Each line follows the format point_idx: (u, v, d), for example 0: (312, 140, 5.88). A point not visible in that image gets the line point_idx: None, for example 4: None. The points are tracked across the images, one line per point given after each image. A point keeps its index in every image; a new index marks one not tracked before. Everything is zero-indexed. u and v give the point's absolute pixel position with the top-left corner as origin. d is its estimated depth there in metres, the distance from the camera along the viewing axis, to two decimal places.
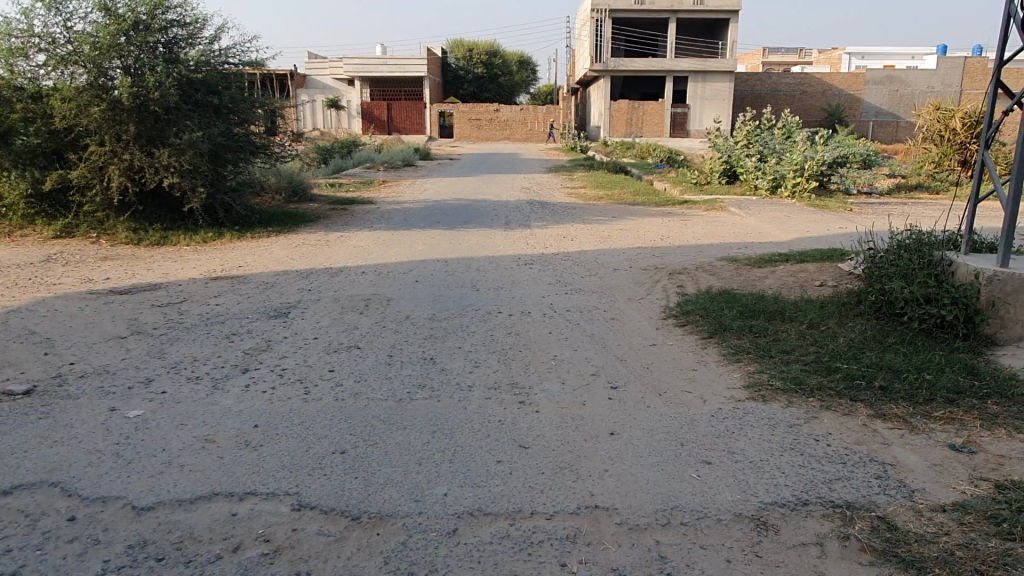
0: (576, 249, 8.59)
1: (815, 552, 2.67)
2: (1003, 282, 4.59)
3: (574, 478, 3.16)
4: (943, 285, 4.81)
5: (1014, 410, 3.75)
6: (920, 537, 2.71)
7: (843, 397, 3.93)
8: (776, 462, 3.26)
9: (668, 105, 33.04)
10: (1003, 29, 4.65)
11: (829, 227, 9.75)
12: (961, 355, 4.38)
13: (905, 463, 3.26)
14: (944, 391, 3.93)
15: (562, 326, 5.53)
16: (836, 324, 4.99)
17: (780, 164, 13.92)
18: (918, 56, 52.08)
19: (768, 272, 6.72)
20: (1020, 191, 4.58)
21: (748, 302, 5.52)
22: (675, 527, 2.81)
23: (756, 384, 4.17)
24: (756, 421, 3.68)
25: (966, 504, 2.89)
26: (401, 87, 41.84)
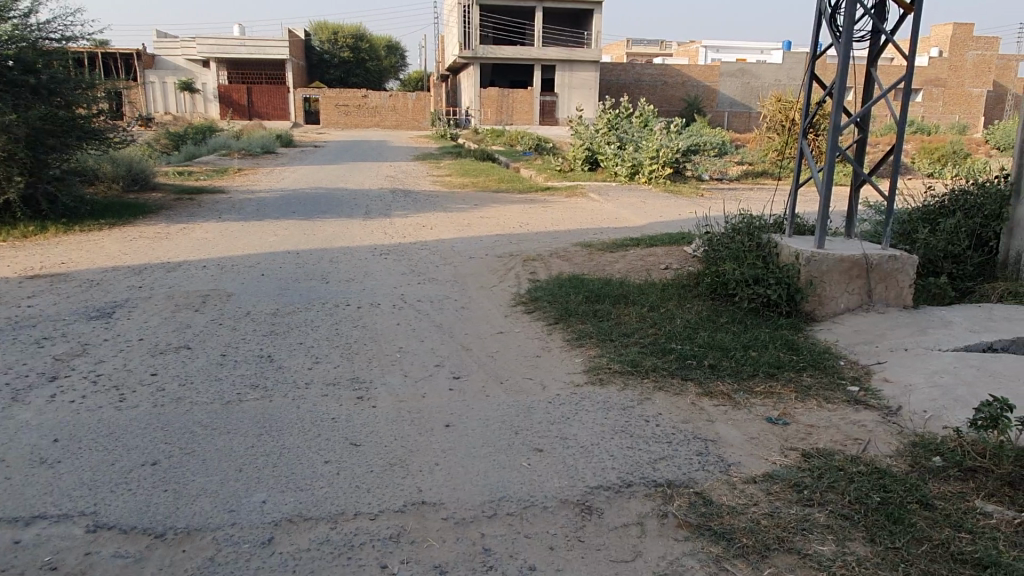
0: (434, 237, 8.49)
1: (635, 532, 2.72)
2: (820, 263, 4.93)
3: (404, 475, 3.08)
4: (769, 266, 5.10)
5: (826, 382, 4.02)
6: (731, 509, 2.83)
7: (675, 376, 4.08)
8: (606, 445, 3.32)
9: (537, 93, 33.30)
10: (815, 26, 4.95)
11: (679, 212, 10.16)
12: (783, 331, 4.66)
13: (725, 438, 3.41)
14: (767, 366, 4.16)
15: (411, 317, 5.43)
16: (675, 305, 5.17)
17: (638, 151, 14.41)
18: (767, 51, 55.52)
19: (618, 257, 6.89)
20: (833, 179, 4.91)
21: (595, 287, 5.62)
22: (501, 518, 2.79)
23: (596, 367, 4.25)
24: (591, 405, 3.74)
25: (774, 474, 3.06)
26: (262, 70, 39.97)
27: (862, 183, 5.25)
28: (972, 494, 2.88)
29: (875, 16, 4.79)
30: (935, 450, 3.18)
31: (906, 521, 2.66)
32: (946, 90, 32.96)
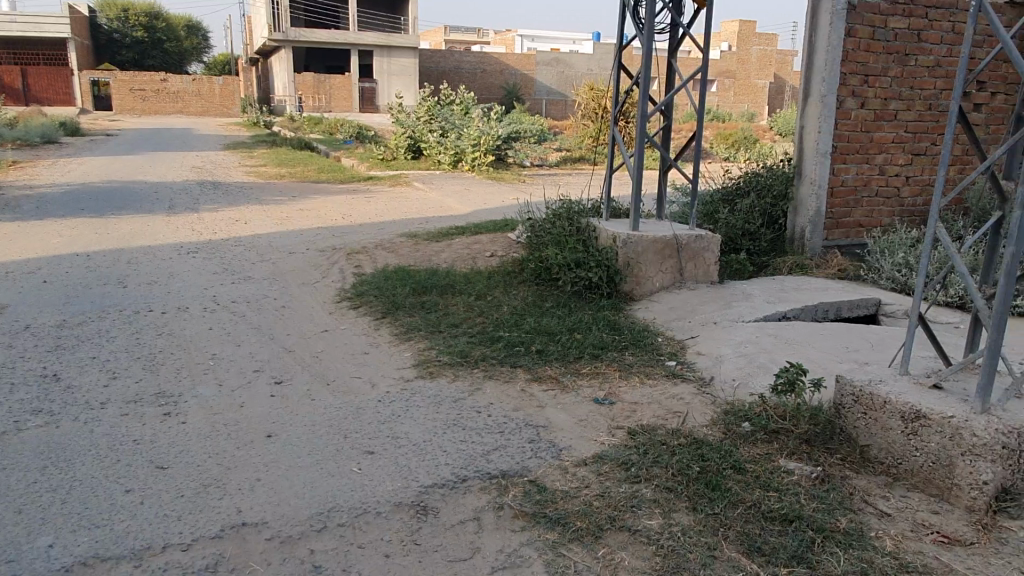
0: (248, 232, 7.96)
1: (472, 528, 2.67)
2: (635, 245, 5.16)
3: (220, 496, 2.81)
4: (589, 249, 5.27)
5: (646, 359, 4.21)
6: (564, 493, 2.86)
7: (505, 364, 4.09)
8: (439, 441, 3.24)
9: (355, 79, 32.41)
10: (620, 18, 5.14)
11: (502, 199, 10.30)
12: (605, 312, 4.83)
13: (555, 422, 3.46)
14: (591, 348, 4.28)
15: (225, 320, 5.03)
16: (501, 293, 5.20)
17: (460, 139, 14.43)
18: (578, 41, 57.99)
19: (444, 246, 6.83)
20: (643, 165, 5.15)
21: (421, 278, 5.52)
22: (331, 531, 2.63)
23: (425, 360, 4.15)
24: (421, 401, 3.65)
25: (603, 454, 3.13)
26: (38, 49, 35.57)
27: (669, 167, 5.56)
28: (776, 455, 3.15)
29: (673, 10, 5.06)
30: (744, 416, 3.44)
31: (722, 487, 2.84)
32: (736, 81, 36.16)
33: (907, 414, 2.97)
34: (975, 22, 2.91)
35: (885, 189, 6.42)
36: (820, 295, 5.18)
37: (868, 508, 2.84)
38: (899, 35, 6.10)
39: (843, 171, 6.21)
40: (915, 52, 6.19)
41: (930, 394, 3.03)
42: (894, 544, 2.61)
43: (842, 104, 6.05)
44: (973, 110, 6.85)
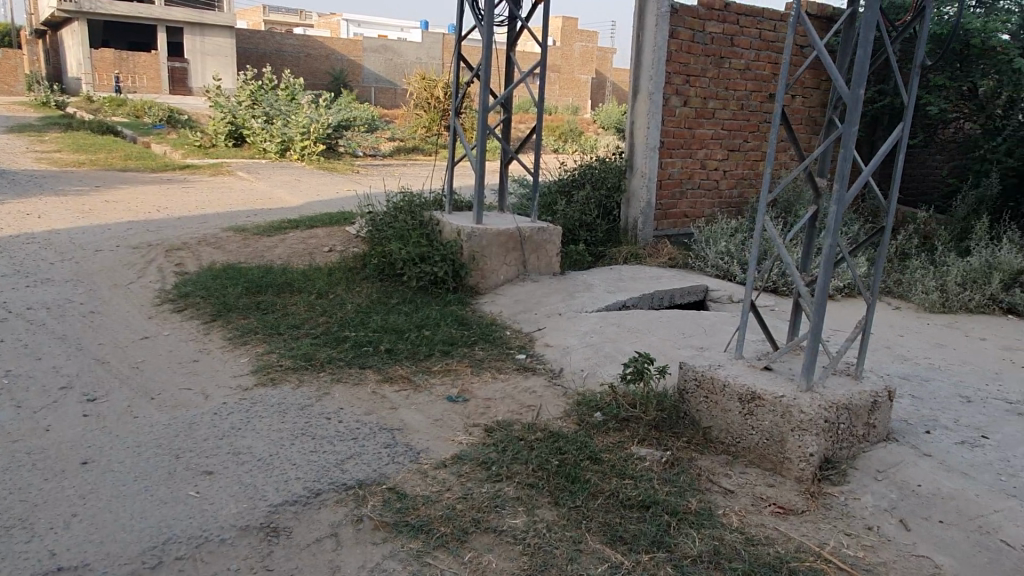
0: (43, 228, 7.03)
1: (330, 545, 2.50)
2: (479, 238, 5.14)
3: (27, 538, 2.43)
4: (433, 243, 5.18)
5: (497, 353, 4.20)
6: (426, 499, 2.76)
7: (353, 366, 3.90)
8: (287, 453, 3.02)
9: (163, 59, 29.81)
10: (459, 8, 5.06)
11: (336, 190, 9.92)
12: (452, 307, 4.77)
13: (410, 424, 3.35)
14: (441, 344, 4.20)
15: (21, 330, 4.38)
16: (343, 290, 4.97)
17: (286, 126, 13.71)
18: (406, 30, 57.32)
19: (278, 241, 6.44)
20: (485, 157, 5.12)
21: (254, 276, 5.15)
22: (168, 566, 2.35)
23: (265, 366, 3.86)
24: (264, 411, 3.38)
25: (462, 454, 3.07)
26: None
27: (510, 160, 5.58)
28: (629, 442, 3.26)
29: (511, 4, 5.06)
30: (596, 405, 3.53)
31: (582, 479, 2.89)
32: (560, 75, 37.45)
33: (744, 395, 3.18)
34: (793, 31, 3.12)
35: (705, 182, 6.88)
36: (655, 284, 5.46)
37: (713, 487, 3.01)
38: (715, 39, 6.54)
39: (669, 165, 6.57)
40: (729, 56, 6.67)
41: (763, 375, 3.27)
42: (739, 519, 2.79)
43: (667, 102, 6.39)
44: None
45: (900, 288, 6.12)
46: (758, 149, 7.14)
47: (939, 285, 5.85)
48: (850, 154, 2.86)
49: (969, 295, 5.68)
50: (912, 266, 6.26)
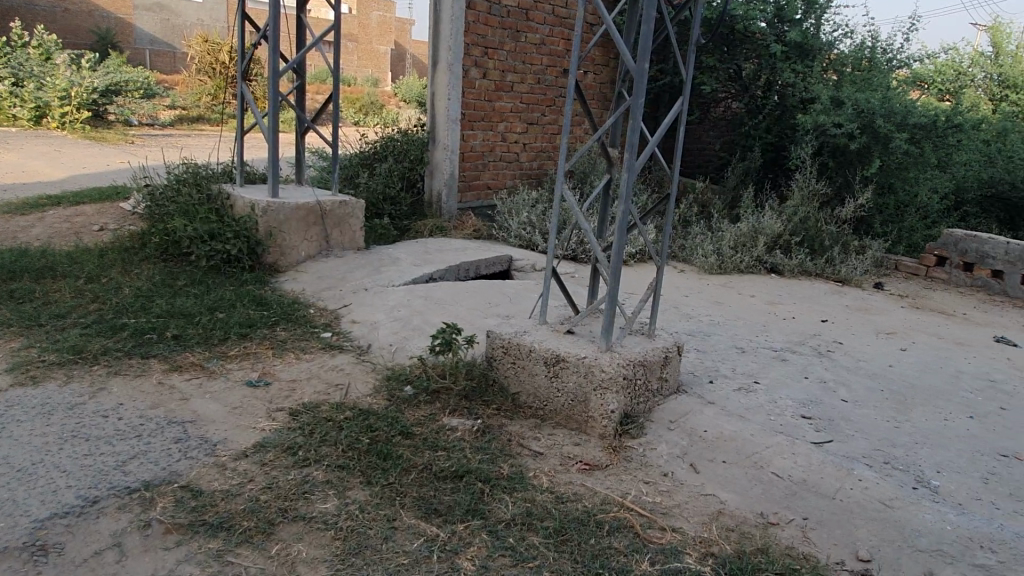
0: None
1: (113, 557, 2.23)
2: (276, 212, 4.83)
3: None
4: (224, 219, 4.79)
5: (300, 332, 3.99)
6: (225, 493, 2.54)
7: (134, 356, 3.51)
8: (54, 460, 2.64)
9: None
10: None
11: (107, 162, 8.86)
12: (249, 286, 4.44)
13: (204, 415, 3.08)
14: (238, 327, 3.90)
15: None
16: (119, 273, 4.45)
17: (40, 90, 11.97)
18: None
19: (33, 220, 5.59)
20: (278, 126, 4.80)
21: (5, 260, 4.44)
22: None
23: (22, 363, 3.35)
24: (24, 414, 2.94)
25: (264, 442, 2.87)
26: None
27: (306, 130, 5.29)
28: (441, 414, 3.25)
29: None
30: (405, 379, 3.47)
31: (394, 455, 2.83)
32: (359, 45, 36.13)
33: (549, 359, 3.29)
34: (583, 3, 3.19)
35: (506, 154, 7.00)
36: (461, 256, 5.47)
37: (523, 450, 3.09)
38: (511, 13, 6.63)
39: (471, 137, 6.60)
40: (525, 30, 6.80)
41: (566, 339, 3.39)
42: (549, 479, 2.88)
43: (467, 74, 6.40)
44: None
45: (683, 253, 6.66)
46: (555, 122, 7.39)
47: (715, 249, 6.45)
48: (638, 124, 3.01)
49: (740, 257, 6.33)
50: (693, 232, 6.83)
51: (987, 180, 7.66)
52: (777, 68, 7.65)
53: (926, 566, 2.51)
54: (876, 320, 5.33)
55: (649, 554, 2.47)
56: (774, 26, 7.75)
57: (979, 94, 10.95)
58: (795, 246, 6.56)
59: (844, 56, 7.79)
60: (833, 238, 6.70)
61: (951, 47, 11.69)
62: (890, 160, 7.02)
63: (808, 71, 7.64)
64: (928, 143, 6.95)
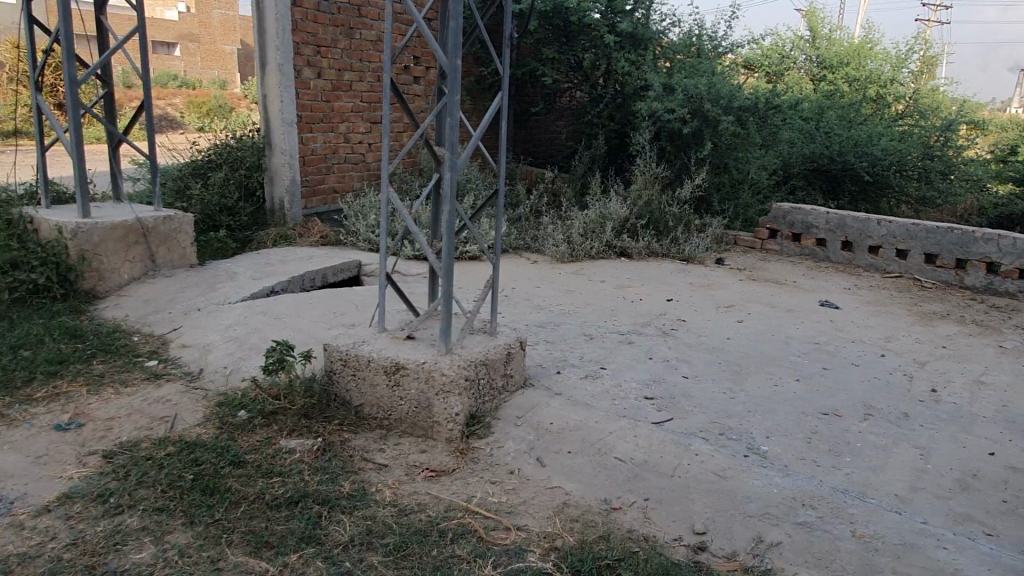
0: None
1: None
2: (89, 234, 4.43)
3: None
4: (28, 246, 4.35)
5: (121, 364, 3.67)
6: (23, 556, 2.28)
7: None
8: None
9: None
10: None
11: None
12: (61, 318, 4.05)
13: (1, 470, 2.76)
14: (45, 365, 3.54)
15: None
16: None
17: None
18: None
19: None
20: (83, 140, 4.40)
21: None
22: None
23: None
24: None
25: (72, 493, 2.61)
26: None
27: (119, 142, 4.88)
28: (277, 437, 3.08)
29: None
30: (238, 404, 3.27)
31: (221, 489, 2.65)
32: (201, 45, 34.08)
33: (389, 367, 3.19)
34: None
35: (351, 156, 6.80)
36: (305, 265, 5.25)
37: (366, 464, 2.99)
38: (342, 9, 6.42)
39: (310, 140, 6.35)
40: (358, 26, 6.62)
41: (405, 345, 3.31)
42: (392, 492, 2.80)
43: (299, 74, 6.14)
44: (414, 82, 7.72)
45: (536, 243, 6.73)
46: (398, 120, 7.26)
47: (565, 237, 6.56)
48: (457, 121, 2.96)
49: (589, 244, 6.47)
50: (544, 223, 6.91)
51: (809, 154, 8.18)
52: (613, 57, 7.91)
53: (756, 530, 2.63)
54: (716, 294, 5.60)
55: (493, 556, 2.44)
56: (608, 17, 7.98)
57: (800, 75, 11.79)
58: (640, 230, 6.78)
59: (674, 44, 8.20)
60: (675, 219, 6.99)
61: (774, 32, 12.53)
62: (721, 141, 7.42)
63: (642, 59, 7.97)
64: (752, 122, 7.46)
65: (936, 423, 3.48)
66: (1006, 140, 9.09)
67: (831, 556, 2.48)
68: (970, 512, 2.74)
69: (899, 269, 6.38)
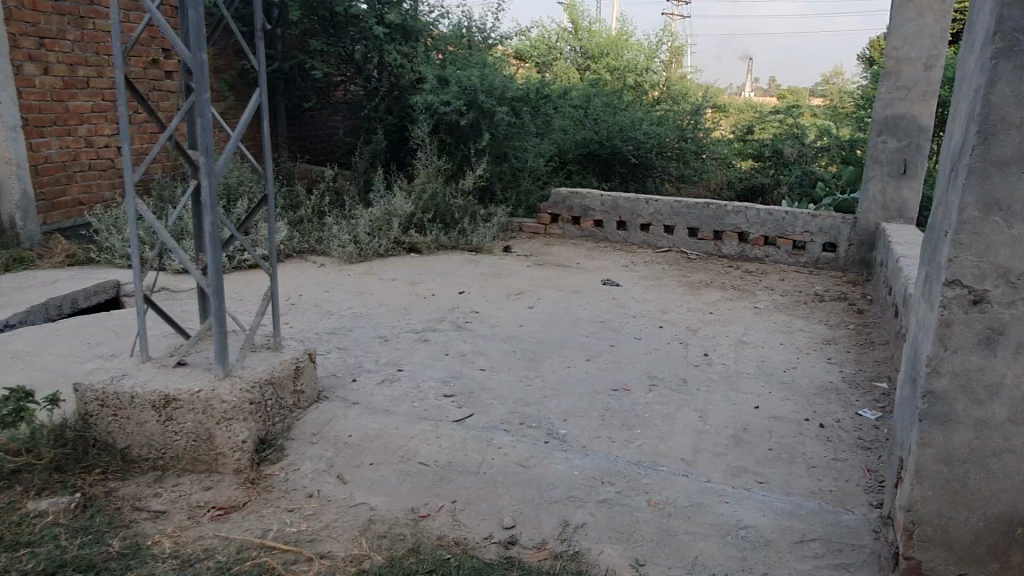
0: None
1: None
2: None
3: None
4: None
5: None
6: None
7: None
8: None
9: None
10: None
11: None
12: None
13: None
14: None
15: None
16: None
17: None
18: None
19: None
20: None
21: None
22: None
23: None
24: None
25: None
26: None
27: None
28: (22, 499, 2.61)
29: None
30: None
31: None
32: None
33: (158, 401, 2.84)
34: None
35: (97, 161, 6.03)
36: (48, 290, 4.55)
37: (139, 514, 2.63)
38: None
39: (43, 146, 5.53)
40: (90, 15, 5.86)
41: (176, 373, 2.96)
42: (173, 541, 2.48)
43: (20, 70, 5.30)
44: (166, 77, 7.03)
45: (320, 245, 6.43)
46: None
47: (351, 237, 6.33)
48: (209, 122, 2.67)
49: (376, 242, 6.30)
50: (327, 223, 6.62)
51: (581, 141, 8.62)
52: (384, 49, 7.76)
53: (561, 515, 2.67)
54: (507, 283, 5.70)
55: None
56: (375, 8, 7.83)
57: (567, 65, 12.45)
58: (427, 224, 6.73)
59: (444, 36, 8.22)
60: (461, 210, 7.04)
61: (540, 24, 13.08)
62: (498, 132, 7.58)
63: (413, 51, 7.90)
64: (526, 112, 7.71)
65: (709, 385, 3.79)
66: (743, 121, 10.25)
67: (631, 528, 2.59)
68: (744, 465, 3.00)
69: (667, 244, 6.94)
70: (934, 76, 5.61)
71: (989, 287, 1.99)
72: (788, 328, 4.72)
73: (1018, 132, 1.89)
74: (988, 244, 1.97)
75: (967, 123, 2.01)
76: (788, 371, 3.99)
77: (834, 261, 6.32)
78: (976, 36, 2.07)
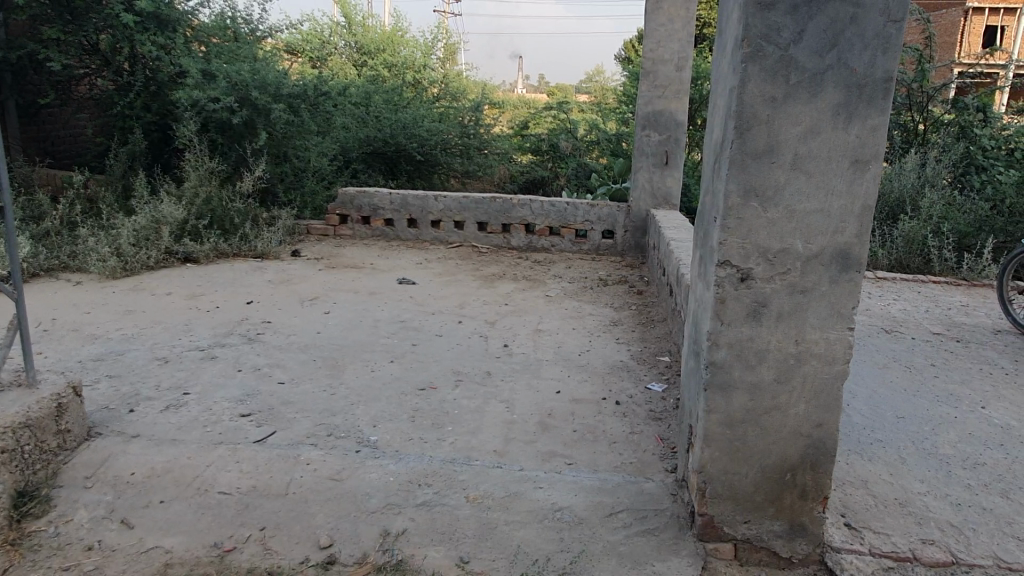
0: None
1: None
2: None
3: None
4: None
5: None
6: None
7: None
8: None
9: None
10: None
11: None
12: None
13: None
14: None
15: None
16: None
17: None
18: None
19: None
20: None
21: None
22: None
23: None
24: None
25: None
26: None
27: None
28: None
29: None
30: None
31: None
32: None
33: None
34: None
35: None
36: None
37: None
38: None
39: None
40: None
41: None
42: None
43: None
44: None
45: (76, 260, 5.67)
46: None
47: (113, 249, 5.66)
48: None
49: (145, 254, 5.69)
50: (83, 236, 5.87)
51: (364, 139, 8.45)
52: (136, 40, 7.00)
53: (380, 525, 2.59)
54: (299, 289, 5.42)
55: None
56: None
57: (342, 60, 12.18)
58: (203, 231, 6.21)
59: (205, 26, 7.60)
60: (240, 215, 6.58)
61: (311, 17, 12.64)
62: (276, 130, 7.18)
63: (171, 43, 7.20)
64: (305, 109, 7.37)
65: (512, 376, 3.90)
66: (520, 117, 10.68)
67: (453, 527, 2.58)
68: (553, 449, 3.12)
69: (459, 239, 7.03)
70: (684, 76, 6.21)
71: (753, 265, 2.24)
72: (578, 314, 4.99)
73: (767, 128, 2.13)
74: (750, 227, 2.21)
75: (725, 121, 2.24)
76: (583, 354, 4.23)
77: (613, 247, 6.81)
78: (726, 41, 2.30)
